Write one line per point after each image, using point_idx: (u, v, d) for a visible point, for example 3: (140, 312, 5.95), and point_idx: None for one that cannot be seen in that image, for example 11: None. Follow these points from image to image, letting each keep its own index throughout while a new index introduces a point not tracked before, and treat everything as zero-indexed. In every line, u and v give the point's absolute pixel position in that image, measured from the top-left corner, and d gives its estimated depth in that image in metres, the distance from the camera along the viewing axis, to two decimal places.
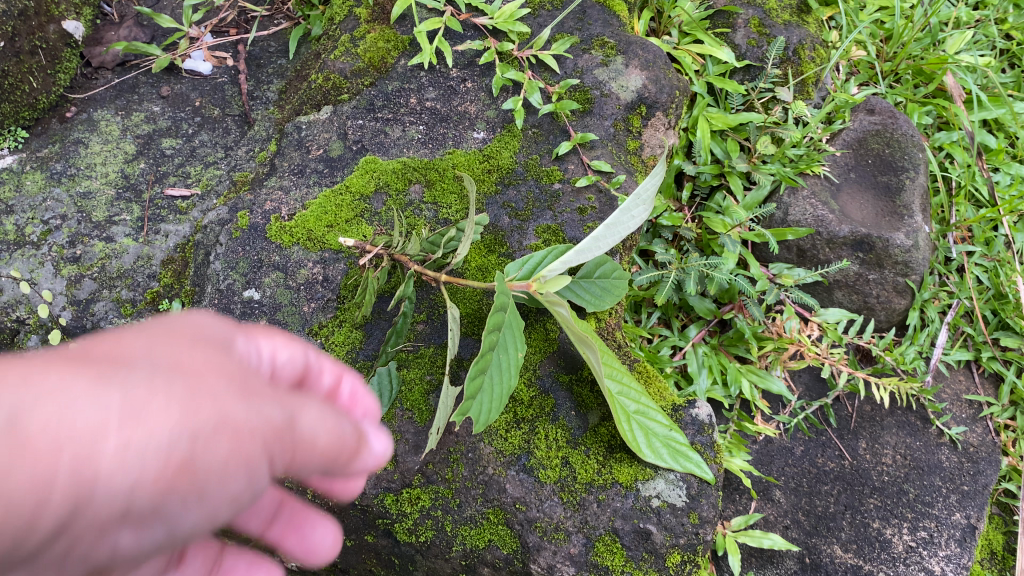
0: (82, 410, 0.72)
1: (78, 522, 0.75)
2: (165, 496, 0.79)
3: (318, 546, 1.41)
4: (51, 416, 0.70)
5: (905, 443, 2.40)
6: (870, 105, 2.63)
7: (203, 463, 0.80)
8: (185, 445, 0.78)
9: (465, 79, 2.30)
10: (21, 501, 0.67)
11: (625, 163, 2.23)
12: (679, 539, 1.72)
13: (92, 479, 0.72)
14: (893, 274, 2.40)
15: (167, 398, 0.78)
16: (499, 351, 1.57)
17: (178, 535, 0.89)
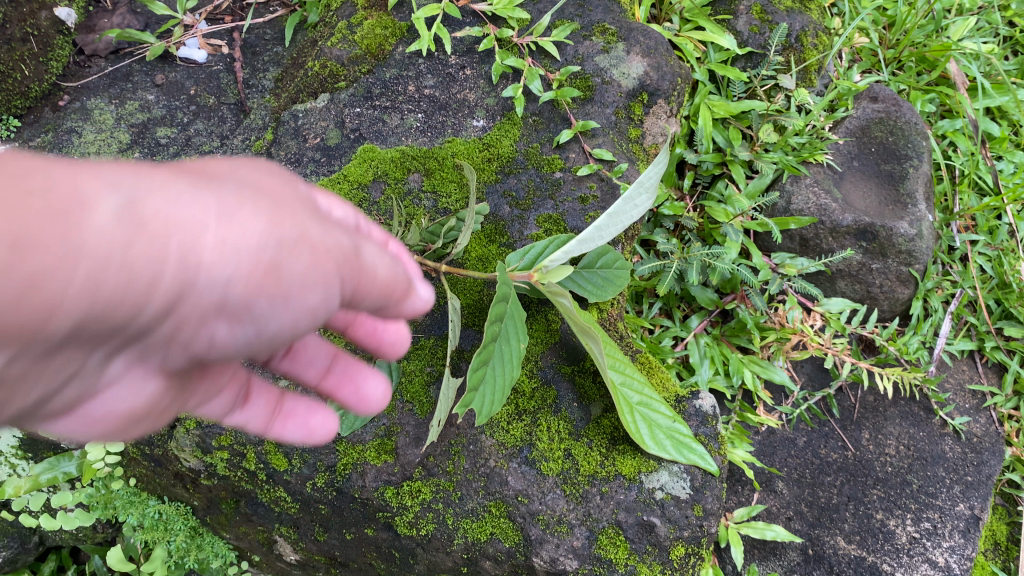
0: (183, 207, 0.80)
1: (180, 307, 0.85)
2: (253, 297, 0.88)
3: (371, 396, 1.47)
4: (157, 208, 0.79)
5: (908, 434, 2.38)
6: (874, 92, 2.60)
7: (289, 272, 0.88)
8: (273, 254, 0.86)
9: (463, 66, 2.26)
10: (133, 274, 0.77)
11: (626, 152, 2.21)
12: (683, 531, 1.70)
13: (193, 267, 0.81)
14: (897, 263, 2.38)
15: (256, 209, 0.86)
16: (500, 342, 1.54)
17: (262, 341, 1.00)
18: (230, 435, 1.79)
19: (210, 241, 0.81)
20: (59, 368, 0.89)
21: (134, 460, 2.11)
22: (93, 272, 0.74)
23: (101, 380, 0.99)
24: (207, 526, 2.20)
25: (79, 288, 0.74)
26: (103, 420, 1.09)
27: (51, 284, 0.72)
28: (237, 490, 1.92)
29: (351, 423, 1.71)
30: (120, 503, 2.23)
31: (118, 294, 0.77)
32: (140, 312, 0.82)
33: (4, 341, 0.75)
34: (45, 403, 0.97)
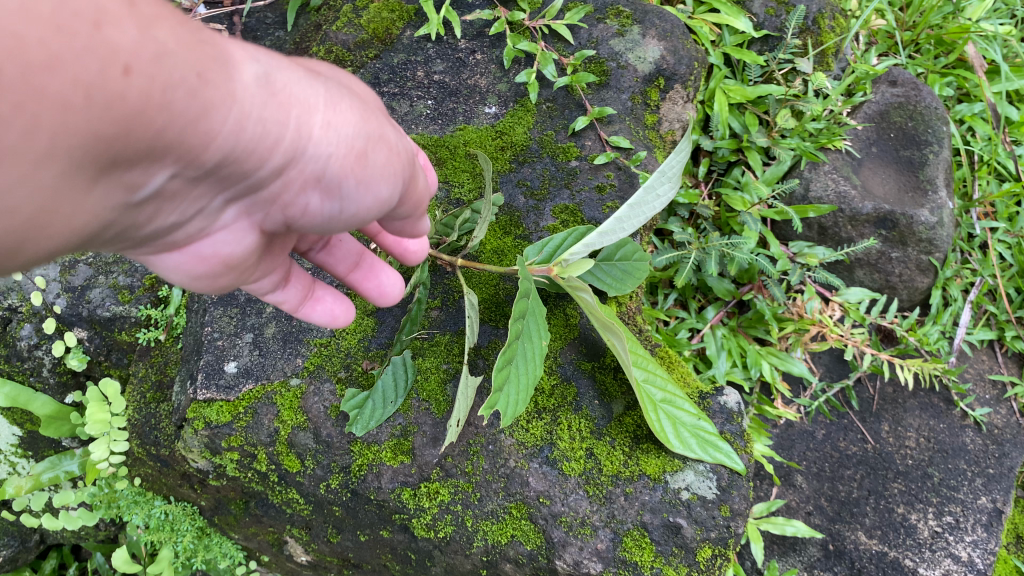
0: (302, 87, 0.92)
1: (288, 172, 0.95)
2: (341, 180, 0.99)
3: (390, 290, 1.64)
4: (285, 82, 0.90)
5: (928, 426, 2.34)
6: (892, 76, 2.54)
7: (370, 165, 0.99)
8: (362, 146, 0.98)
9: (473, 51, 2.19)
10: (265, 132, 0.87)
11: (643, 139, 2.13)
12: (710, 532, 1.64)
13: (306, 138, 0.92)
14: (917, 251, 2.33)
15: (353, 105, 0.98)
16: (524, 340, 1.48)
17: (335, 226, 1.10)
18: (241, 436, 1.73)
19: (318, 121, 0.92)
20: (181, 211, 0.96)
21: (139, 460, 2.06)
22: (240, 117, 0.84)
23: (206, 231, 1.06)
24: (214, 527, 2.14)
25: (229, 127, 0.84)
26: (199, 273, 1.16)
27: (211, 116, 0.82)
28: (247, 491, 1.87)
29: (367, 422, 1.66)
30: (125, 503, 2.19)
31: (253, 144, 0.87)
32: (259, 167, 0.92)
33: (159, 165, 0.83)
34: (155, 243, 1.04)
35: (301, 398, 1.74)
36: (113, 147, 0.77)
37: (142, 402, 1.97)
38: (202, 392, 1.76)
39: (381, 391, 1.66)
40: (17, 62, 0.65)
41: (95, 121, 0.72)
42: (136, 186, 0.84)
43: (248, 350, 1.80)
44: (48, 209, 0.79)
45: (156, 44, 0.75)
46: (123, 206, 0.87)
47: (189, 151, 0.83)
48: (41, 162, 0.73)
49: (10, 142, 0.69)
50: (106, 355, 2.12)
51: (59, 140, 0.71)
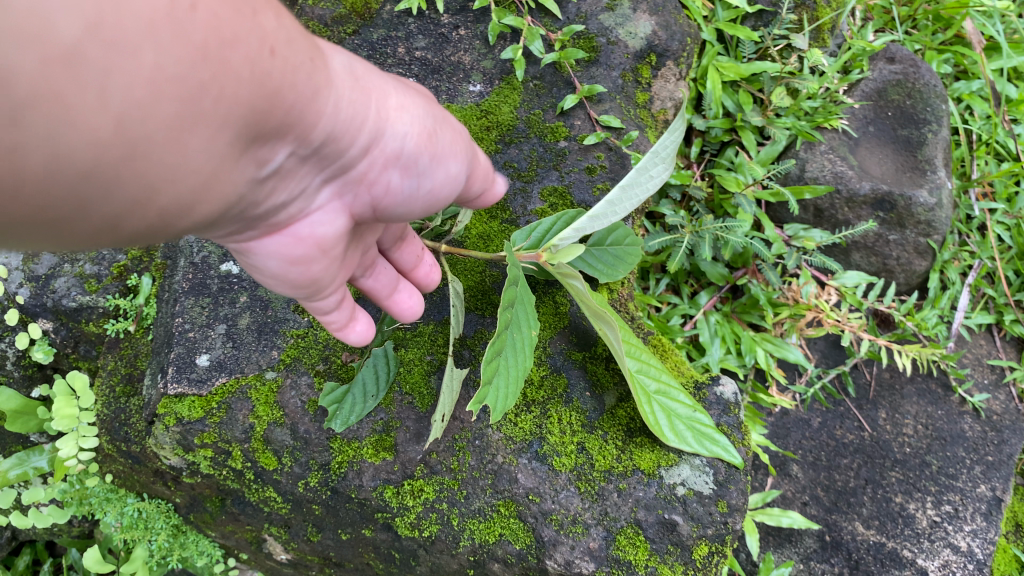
0: (376, 78, 1.06)
1: (374, 152, 1.07)
2: (418, 158, 1.11)
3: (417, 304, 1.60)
4: (363, 72, 1.04)
5: (926, 413, 2.29)
6: (891, 53, 2.46)
7: (440, 145, 1.13)
8: (431, 128, 1.11)
9: (457, 26, 2.09)
10: (356, 112, 1.00)
11: (635, 118, 2.05)
12: (707, 529, 1.56)
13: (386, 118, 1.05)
14: (915, 234, 2.27)
15: (416, 95, 1.12)
16: (513, 329, 1.40)
17: (409, 210, 1.21)
18: (214, 432, 1.64)
19: (393, 103, 1.06)
20: (289, 193, 1.04)
21: (110, 456, 1.97)
22: (337, 99, 0.97)
23: (306, 216, 1.12)
24: (190, 525, 2.05)
25: (333, 106, 0.96)
26: (287, 275, 1.21)
27: (321, 96, 0.94)
28: (222, 488, 1.78)
29: (346, 418, 1.59)
30: (96, 501, 2.11)
31: (351, 123, 1.00)
32: (355, 146, 1.03)
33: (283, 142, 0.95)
34: (259, 229, 1.09)
35: (277, 392, 1.66)
36: (261, 120, 0.89)
37: (112, 397, 1.88)
38: (173, 386, 1.66)
39: (361, 385, 1.59)
40: (211, 35, 0.78)
41: (254, 91, 0.85)
42: (264, 161, 0.95)
43: (222, 342, 1.71)
44: (210, 176, 0.90)
45: (286, 31, 0.88)
46: (252, 182, 0.96)
47: (307, 127, 0.95)
48: (215, 129, 0.85)
49: (201, 108, 0.81)
50: (74, 346, 2.04)
51: (229, 106, 0.84)
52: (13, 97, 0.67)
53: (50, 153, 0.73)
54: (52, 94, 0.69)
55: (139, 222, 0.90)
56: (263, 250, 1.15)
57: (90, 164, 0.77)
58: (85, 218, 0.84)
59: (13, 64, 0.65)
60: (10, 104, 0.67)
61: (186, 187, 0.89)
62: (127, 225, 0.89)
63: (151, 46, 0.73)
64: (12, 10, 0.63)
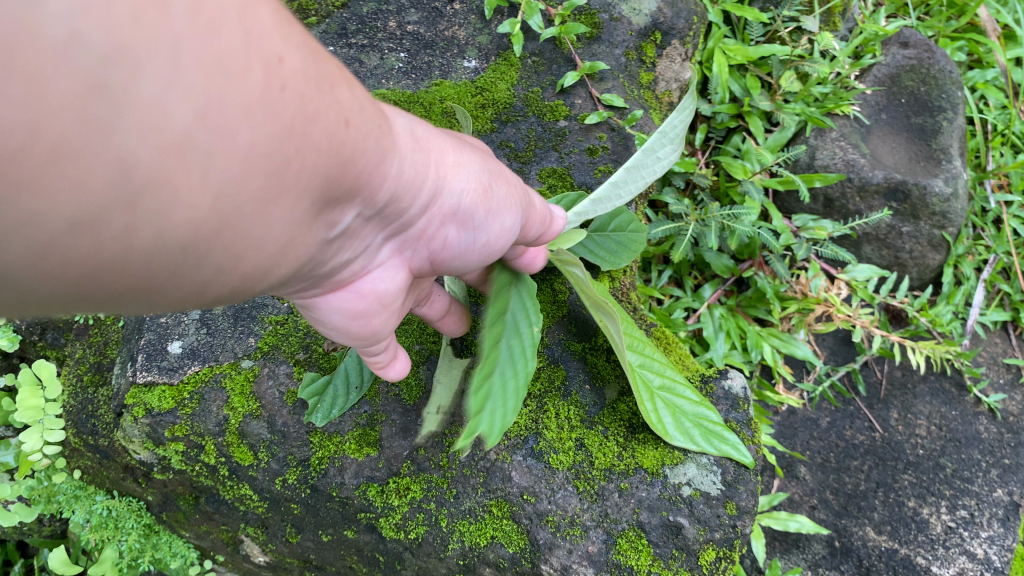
0: (434, 136, 0.99)
1: (433, 211, 0.99)
2: (474, 213, 1.03)
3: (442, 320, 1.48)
4: (423, 132, 0.96)
5: (940, 413, 2.18)
6: (903, 37, 2.35)
7: (495, 197, 1.05)
8: (486, 182, 1.04)
9: (451, 0, 1.99)
10: (421, 173, 0.92)
11: (638, 98, 1.95)
12: (714, 533, 1.45)
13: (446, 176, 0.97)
14: (929, 225, 2.17)
15: (469, 150, 1.05)
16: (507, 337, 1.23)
17: (467, 261, 1.12)
18: (186, 425, 1.53)
19: (450, 161, 0.99)
20: (356, 254, 0.96)
21: (77, 451, 1.85)
22: (404, 163, 0.89)
23: (368, 273, 1.02)
24: (163, 524, 1.93)
25: (400, 169, 0.88)
26: (345, 332, 1.12)
27: (389, 160, 0.86)
28: (196, 485, 1.67)
29: (327, 412, 1.48)
30: (64, 498, 1.99)
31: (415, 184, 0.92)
32: (415, 209, 0.95)
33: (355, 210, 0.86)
34: (322, 288, 1.00)
35: (254, 381, 1.54)
36: (336, 187, 0.80)
37: (79, 386, 1.76)
38: (142, 374, 1.55)
39: (343, 376, 1.47)
40: (300, 112, 0.70)
41: (334, 161, 0.77)
42: (336, 225, 0.86)
43: (195, 329, 1.60)
44: (287, 247, 0.81)
45: (359, 100, 0.80)
46: (324, 247, 0.88)
47: (379, 190, 0.87)
48: (296, 199, 0.76)
49: (284, 179, 0.73)
50: (41, 334, 1.91)
51: (312, 177, 0.75)
52: (123, 186, 0.60)
53: (151, 236, 0.65)
54: (164, 179, 0.62)
55: (217, 296, 0.80)
56: (327, 307, 1.06)
57: (188, 241, 0.69)
58: (170, 295, 0.75)
59: (129, 152, 0.59)
60: (124, 191, 0.60)
61: (266, 259, 0.79)
62: (205, 298, 0.79)
63: (248, 125, 0.66)
64: (131, 101, 0.57)
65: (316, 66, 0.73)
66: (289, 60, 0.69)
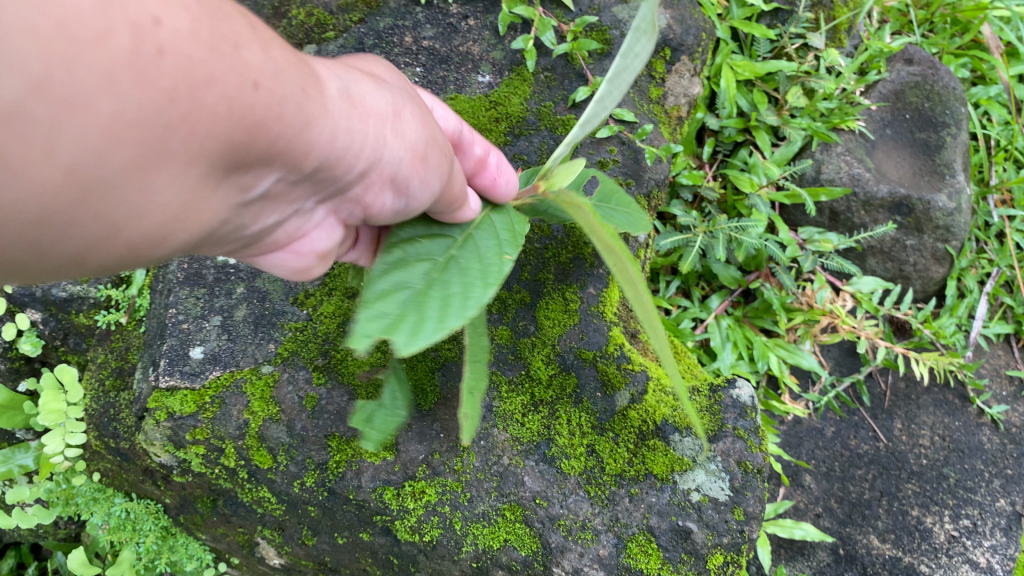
0: (374, 96, 0.92)
1: (370, 176, 0.95)
2: (408, 180, 0.98)
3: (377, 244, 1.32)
4: (361, 94, 0.90)
5: (943, 424, 2.22)
6: (908, 53, 2.41)
7: (431, 166, 0.99)
8: (424, 149, 0.98)
9: (466, 16, 2.03)
10: (352, 142, 0.87)
11: (648, 113, 1.99)
12: (722, 538, 1.49)
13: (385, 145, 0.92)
14: (933, 239, 2.23)
15: (420, 111, 0.99)
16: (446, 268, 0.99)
17: (400, 220, 1.09)
18: (207, 428, 1.56)
19: (391, 129, 0.93)
20: (280, 215, 0.97)
21: (98, 453, 1.89)
22: (333, 130, 0.84)
23: (303, 234, 1.08)
24: (180, 526, 1.97)
25: (326, 138, 0.84)
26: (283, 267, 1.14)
27: (314, 127, 0.81)
28: (214, 488, 1.70)
29: (381, 437, 1.33)
30: (83, 500, 2.03)
31: (344, 151, 0.87)
32: (349, 174, 0.92)
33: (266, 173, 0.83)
34: (258, 248, 1.06)
35: (274, 386, 1.58)
36: (240, 154, 0.77)
37: (101, 390, 1.80)
38: (165, 379, 1.58)
39: (390, 396, 1.38)
40: (180, 81, 0.66)
41: (231, 130, 0.73)
42: (249, 188, 0.85)
43: (217, 334, 1.63)
44: (185, 209, 0.80)
45: (273, 61, 0.75)
46: (237, 207, 0.87)
47: (292, 159, 0.83)
48: (184, 166, 0.74)
49: (169, 147, 0.71)
50: (63, 339, 1.95)
51: (205, 144, 0.73)
52: None
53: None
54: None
55: (112, 256, 0.81)
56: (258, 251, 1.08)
57: (46, 207, 0.69)
58: (55, 255, 0.77)
59: None
60: None
61: (155, 222, 0.79)
62: (93, 262, 0.81)
63: (107, 94, 0.63)
64: None
65: (206, 29, 0.68)
66: (171, 23, 0.65)
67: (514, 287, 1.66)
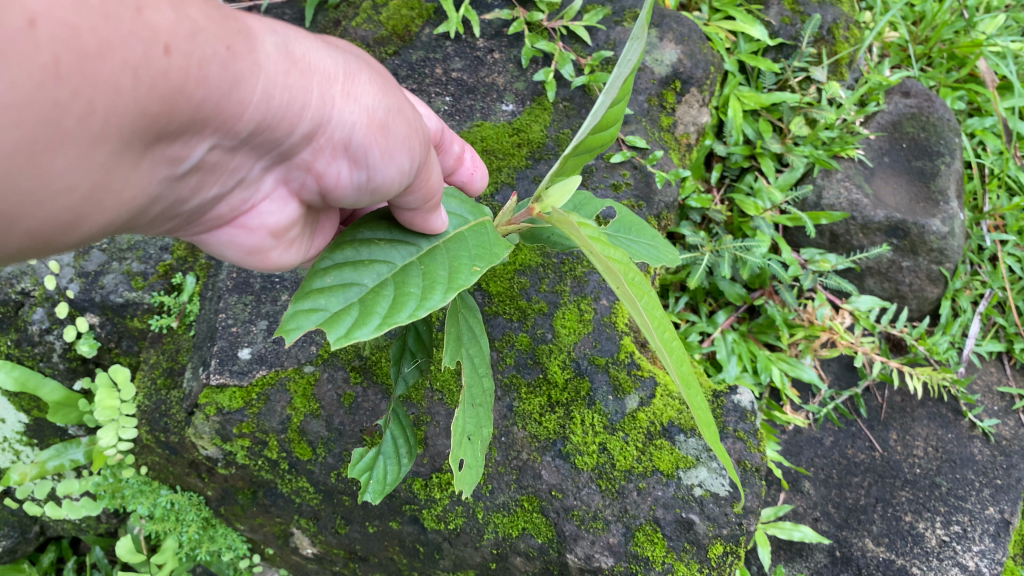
0: (321, 53, 0.85)
1: (314, 138, 0.88)
2: (366, 149, 0.91)
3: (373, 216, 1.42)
4: (302, 50, 0.82)
5: (936, 435, 2.35)
6: (907, 87, 2.57)
7: (392, 136, 0.93)
8: (383, 116, 0.91)
9: (492, 50, 2.20)
10: (293, 98, 0.81)
11: (659, 140, 2.15)
12: (722, 530, 1.61)
13: (331, 106, 0.85)
14: (928, 261, 2.36)
15: (375, 74, 0.91)
16: (401, 274, 0.97)
17: (361, 199, 1.02)
18: (253, 423, 1.72)
19: (338, 90, 0.86)
20: (217, 188, 0.90)
21: (147, 448, 2.05)
22: (266, 85, 0.77)
23: (251, 207, 1.00)
24: (220, 517, 2.13)
25: (260, 95, 0.77)
26: (227, 246, 1.07)
27: (241, 86, 0.75)
28: (256, 480, 1.85)
29: (382, 486, 1.40)
30: (130, 493, 2.17)
31: (283, 111, 0.81)
32: (292, 134, 0.85)
33: (188, 138, 0.77)
34: (198, 224, 1.00)
35: (315, 385, 1.74)
36: (158, 124, 0.71)
37: (153, 389, 1.96)
38: (215, 376, 1.74)
39: (391, 443, 1.42)
40: (64, 50, 0.59)
41: (138, 99, 0.67)
42: (179, 159, 0.79)
43: (263, 337, 1.79)
44: (98, 189, 0.73)
45: (189, 20, 0.69)
46: (169, 181, 0.81)
47: (218, 122, 0.77)
48: (90, 145, 0.68)
49: (63, 127, 0.64)
50: (117, 341, 2.12)
51: (109, 118, 0.66)
52: None
53: None
54: None
55: (18, 245, 0.75)
56: (202, 229, 1.01)
57: None
58: None
59: None
60: None
61: (60, 209, 0.72)
62: None
63: None
64: None
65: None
66: None
67: (533, 298, 1.83)
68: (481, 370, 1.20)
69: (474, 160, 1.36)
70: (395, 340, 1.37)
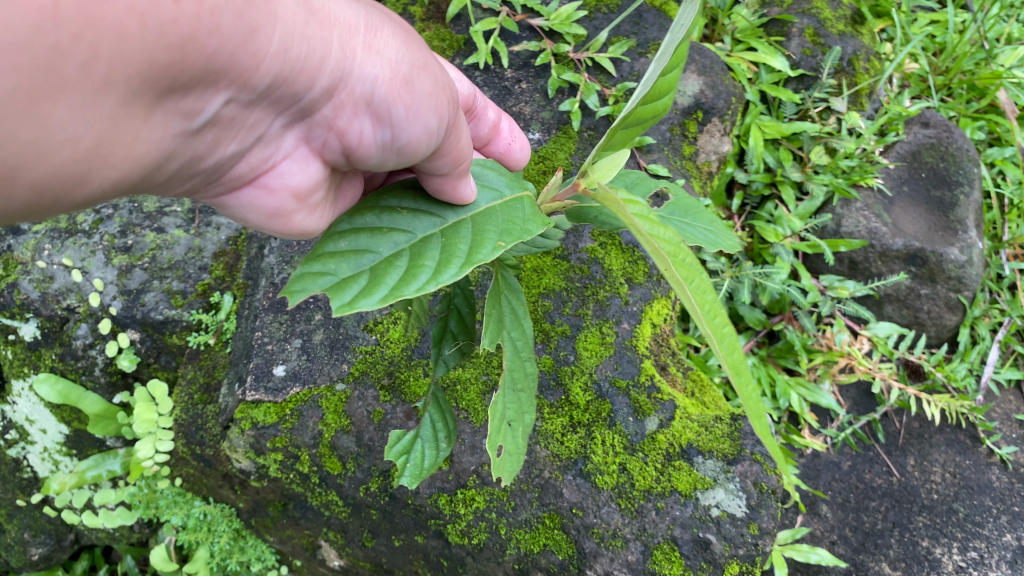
0: (340, 7, 0.87)
1: (335, 93, 0.90)
2: (389, 104, 0.93)
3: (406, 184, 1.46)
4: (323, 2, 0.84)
5: (954, 462, 2.37)
6: (926, 118, 2.61)
7: (417, 92, 0.94)
8: (406, 72, 0.92)
9: (519, 80, 2.29)
10: (310, 50, 0.83)
11: (680, 168, 2.22)
12: (738, 549, 1.65)
13: (350, 60, 0.87)
14: (946, 288, 2.39)
15: (397, 30, 0.93)
16: (418, 246, 0.93)
17: (388, 160, 1.04)
18: (286, 437, 1.79)
19: (359, 42, 0.87)
20: (239, 144, 0.94)
21: (182, 460, 2.11)
22: (284, 37, 0.80)
23: (274, 166, 1.04)
24: (251, 529, 2.20)
25: (274, 45, 0.79)
26: (254, 208, 1.12)
27: (256, 37, 0.78)
28: (286, 493, 1.91)
29: (418, 471, 1.44)
30: (164, 503, 2.25)
31: (301, 64, 0.83)
32: (311, 89, 0.88)
33: (204, 88, 0.80)
34: (224, 183, 1.04)
35: (345, 402, 1.81)
36: (169, 74, 0.75)
37: (190, 403, 2.04)
38: (251, 393, 1.81)
39: (430, 427, 1.46)
40: None
41: (143, 49, 0.70)
42: (191, 113, 0.83)
43: (297, 355, 1.86)
44: (106, 141, 0.79)
45: None
46: (183, 135, 0.85)
47: (228, 73, 0.79)
48: (95, 94, 0.72)
49: (66, 73, 0.69)
50: (156, 356, 2.21)
51: (113, 67, 0.70)
52: None
53: None
54: None
55: (26, 197, 0.81)
56: (229, 187, 1.05)
57: None
58: None
59: None
60: None
61: (69, 159, 0.78)
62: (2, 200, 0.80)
63: None
64: None
65: None
66: None
67: (556, 320, 1.90)
68: (523, 354, 1.24)
69: (510, 131, 1.41)
70: (439, 321, 1.42)
